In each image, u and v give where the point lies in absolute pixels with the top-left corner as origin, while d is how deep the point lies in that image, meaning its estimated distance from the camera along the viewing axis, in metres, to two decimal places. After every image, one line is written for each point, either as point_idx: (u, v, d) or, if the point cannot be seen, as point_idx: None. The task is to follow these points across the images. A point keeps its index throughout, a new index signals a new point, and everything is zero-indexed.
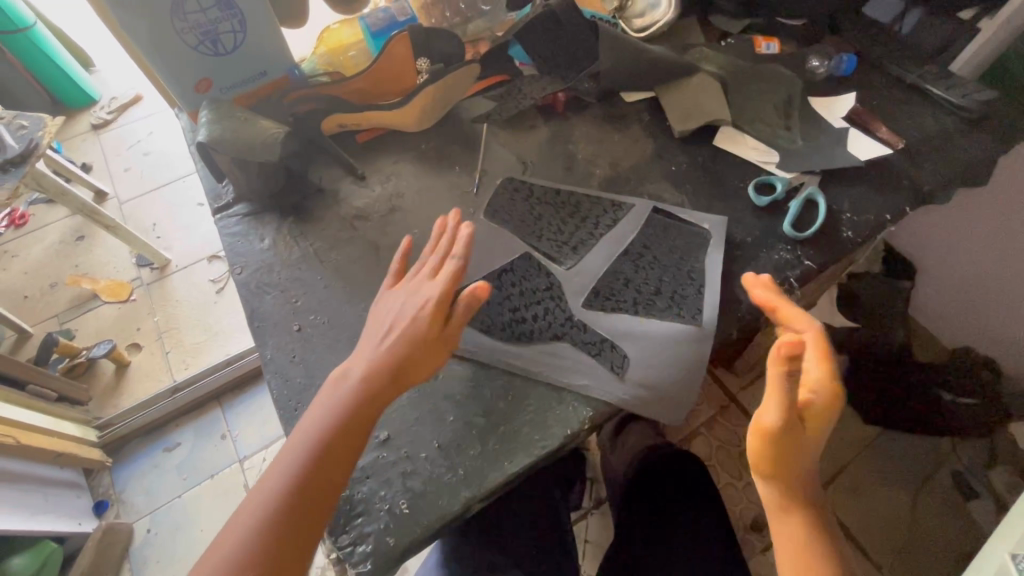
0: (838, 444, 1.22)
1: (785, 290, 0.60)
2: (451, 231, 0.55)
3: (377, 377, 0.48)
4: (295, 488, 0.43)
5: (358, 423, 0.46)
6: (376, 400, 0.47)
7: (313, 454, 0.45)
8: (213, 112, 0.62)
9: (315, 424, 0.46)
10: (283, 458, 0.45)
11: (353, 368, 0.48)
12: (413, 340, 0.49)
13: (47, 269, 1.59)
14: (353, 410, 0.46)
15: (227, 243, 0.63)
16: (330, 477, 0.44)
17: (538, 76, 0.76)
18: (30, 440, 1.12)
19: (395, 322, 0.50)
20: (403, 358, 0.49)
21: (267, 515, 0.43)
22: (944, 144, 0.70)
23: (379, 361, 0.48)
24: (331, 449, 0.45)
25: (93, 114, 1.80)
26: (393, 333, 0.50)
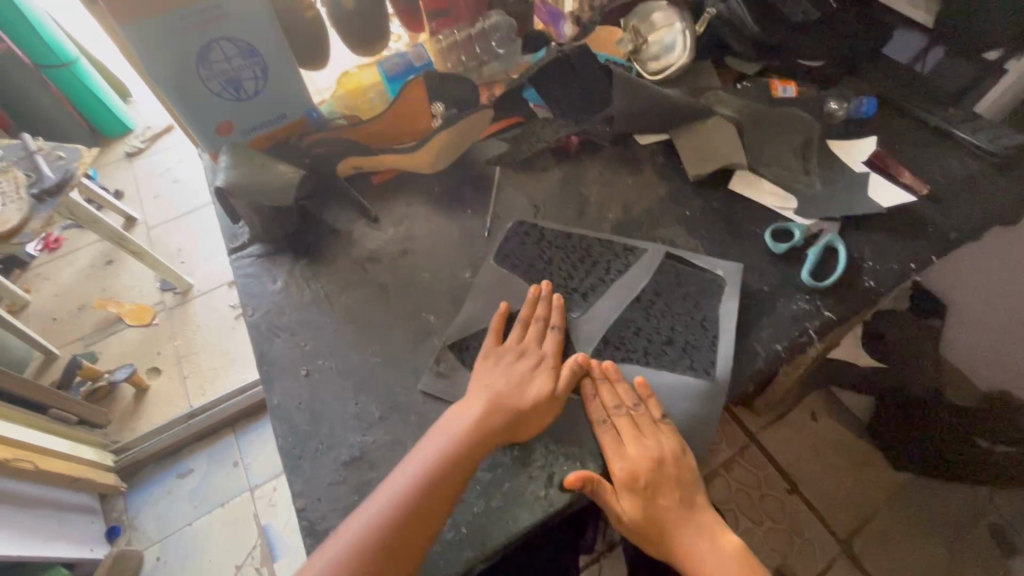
0: (865, 490, 1.17)
1: (804, 343, 0.58)
2: (548, 294, 0.59)
3: (485, 435, 0.49)
4: (379, 541, 0.43)
5: (458, 478, 0.47)
6: (478, 457, 0.49)
7: (406, 506, 0.45)
8: (231, 156, 0.64)
9: (411, 475, 0.47)
10: (370, 507, 0.45)
11: (460, 424, 0.50)
12: (526, 400, 0.52)
13: (76, 293, 1.64)
14: (454, 465, 0.47)
15: (241, 284, 0.64)
16: (421, 533, 0.44)
17: (552, 118, 0.76)
18: (48, 464, 1.13)
19: (508, 383, 0.52)
20: (512, 418, 0.51)
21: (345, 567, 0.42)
22: (971, 189, 0.68)
23: (488, 420, 0.50)
24: (430, 502, 0.46)
25: (127, 143, 1.88)
26: (504, 392, 0.52)
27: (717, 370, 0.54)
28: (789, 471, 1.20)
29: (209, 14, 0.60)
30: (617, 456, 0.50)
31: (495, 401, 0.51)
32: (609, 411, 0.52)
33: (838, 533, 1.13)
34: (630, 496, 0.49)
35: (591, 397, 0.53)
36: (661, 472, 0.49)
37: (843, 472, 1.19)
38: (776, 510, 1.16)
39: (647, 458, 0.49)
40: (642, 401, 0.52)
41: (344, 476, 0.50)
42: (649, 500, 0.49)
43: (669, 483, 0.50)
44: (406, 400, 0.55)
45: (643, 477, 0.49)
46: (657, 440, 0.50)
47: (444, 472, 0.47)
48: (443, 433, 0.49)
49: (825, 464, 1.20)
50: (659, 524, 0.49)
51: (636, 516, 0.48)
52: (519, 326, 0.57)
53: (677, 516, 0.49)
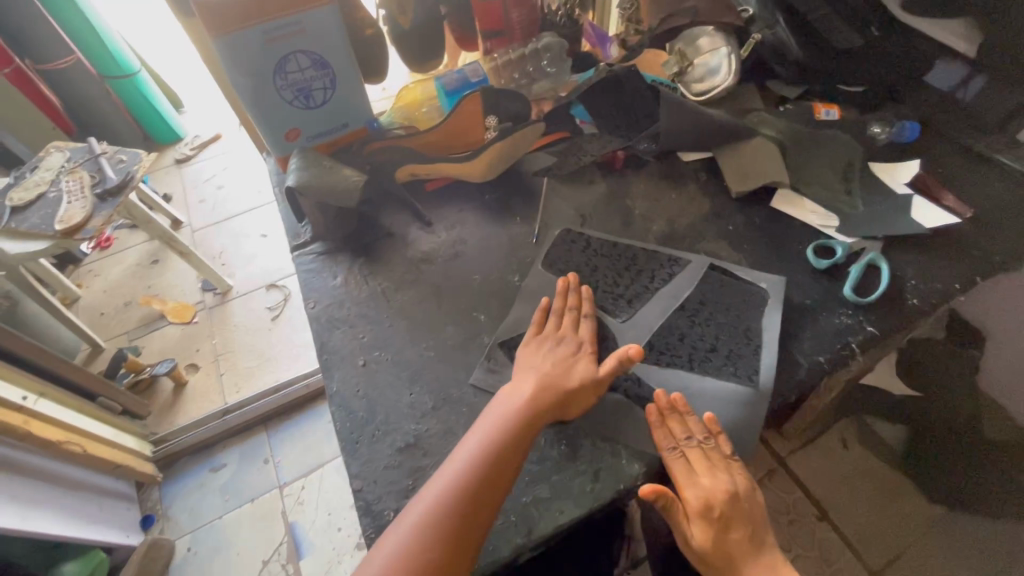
0: (899, 522, 1.14)
1: (847, 356, 0.59)
2: (573, 282, 0.61)
3: (538, 410, 0.51)
4: (450, 509, 0.44)
5: (517, 450, 0.48)
6: (533, 431, 0.50)
7: (472, 475, 0.46)
8: (301, 160, 0.68)
9: (473, 447, 0.48)
10: (439, 480, 0.47)
11: (515, 401, 0.51)
12: (574, 381, 0.53)
13: (124, 289, 1.72)
14: (511, 436, 0.49)
15: (303, 279, 0.68)
16: (487, 502, 0.45)
17: (598, 134, 0.80)
18: (94, 449, 1.19)
19: (554, 365, 0.54)
20: (563, 395, 0.52)
21: (419, 537, 0.43)
22: (1015, 214, 0.68)
23: (540, 395, 0.52)
24: (495, 473, 0.47)
25: (176, 150, 1.98)
26: (551, 372, 0.53)
27: (761, 377, 0.56)
28: (819, 497, 1.18)
29: (291, 30, 0.66)
30: (691, 484, 0.50)
31: (545, 380, 0.53)
32: (679, 440, 0.51)
33: (869, 564, 1.10)
34: (703, 521, 0.49)
35: (657, 424, 0.53)
36: (733, 506, 0.50)
37: (877, 501, 1.17)
38: (804, 536, 1.14)
39: (722, 489, 0.50)
40: (714, 436, 0.52)
41: (398, 462, 0.53)
42: (721, 531, 0.49)
43: (740, 518, 0.50)
44: (458, 394, 0.57)
45: (717, 507, 0.49)
46: (730, 476, 0.51)
47: (504, 445, 0.48)
48: (498, 410, 0.51)
49: (858, 493, 1.18)
50: (728, 557, 0.48)
51: (707, 544, 0.48)
52: (552, 315, 0.59)
53: (747, 552, 0.49)
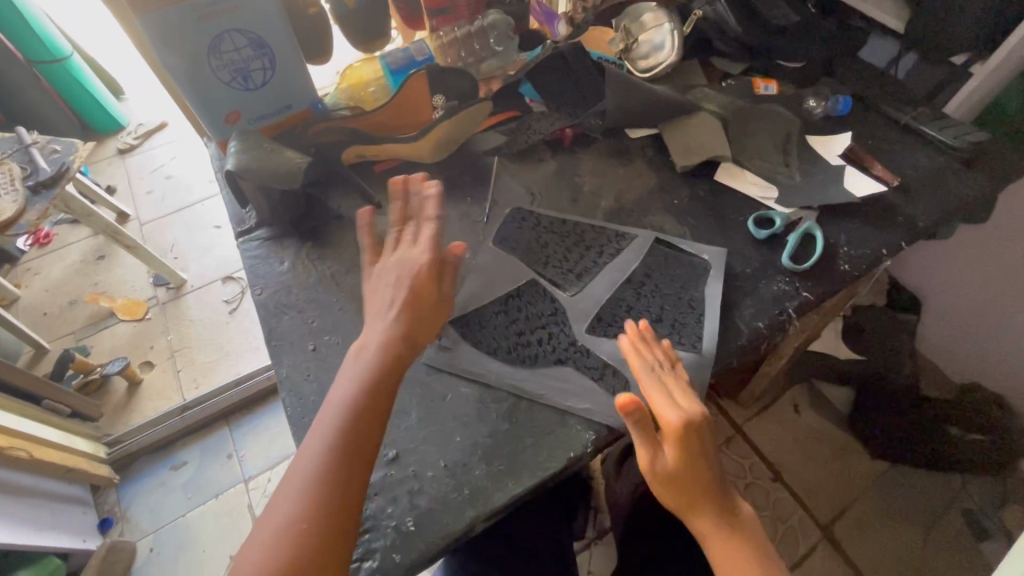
0: (845, 478, 1.21)
1: (785, 321, 0.62)
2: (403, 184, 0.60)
3: (399, 340, 0.51)
4: (337, 457, 0.45)
5: (388, 386, 0.49)
6: (403, 352, 0.51)
7: (349, 419, 0.46)
8: (241, 142, 0.66)
9: (344, 388, 0.48)
10: (319, 430, 0.46)
11: (374, 337, 0.51)
12: (426, 300, 0.54)
13: (67, 287, 1.64)
14: (387, 359, 0.50)
15: (248, 265, 0.67)
16: (368, 440, 0.46)
17: (547, 112, 0.80)
18: (41, 454, 1.13)
19: (401, 291, 0.54)
20: (417, 324, 0.53)
21: (311, 493, 0.43)
22: (938, 182, 0.72)
23: (398, 325, 0.52)
24: (371, 411, 0.47)
25: (119, 140, 1.88)
26: (404, 300, 0.53)
27: (703, 345, 0.58)
28: (773, 459, 1.25)
29: (222, 7, 0.63)
30: (672, 408, 0.50)
31: (403, 313, 0.53)
32: (649, 364, 0.54)
33: (820, 519, 1.17)
34: (681, 443, 0.48)
35: (631, 347, 0.55)
36: (704, 430, 0.50)
37: (825, 459, 1.24)
38: (760, 497, 1.20)
39: (695, 410, 0.50)
40: (676, 365, 0.54)
41: None
42: (694, 452, 0.49)
43: (705, 442, 0.50)
44: (410, 373, 0.57)
45: (695, 429, 0.49)
46: (697, 402, 0.52)
47: (378, 384, 0.49)
48: (370, 335, 0.52)
49: (808, 453, 1.25)
50: (692, 475, 0.48)
51: (682, 464, 0.48)
52: (400, 234, 0.59)
53: (708, 472, 0.49)
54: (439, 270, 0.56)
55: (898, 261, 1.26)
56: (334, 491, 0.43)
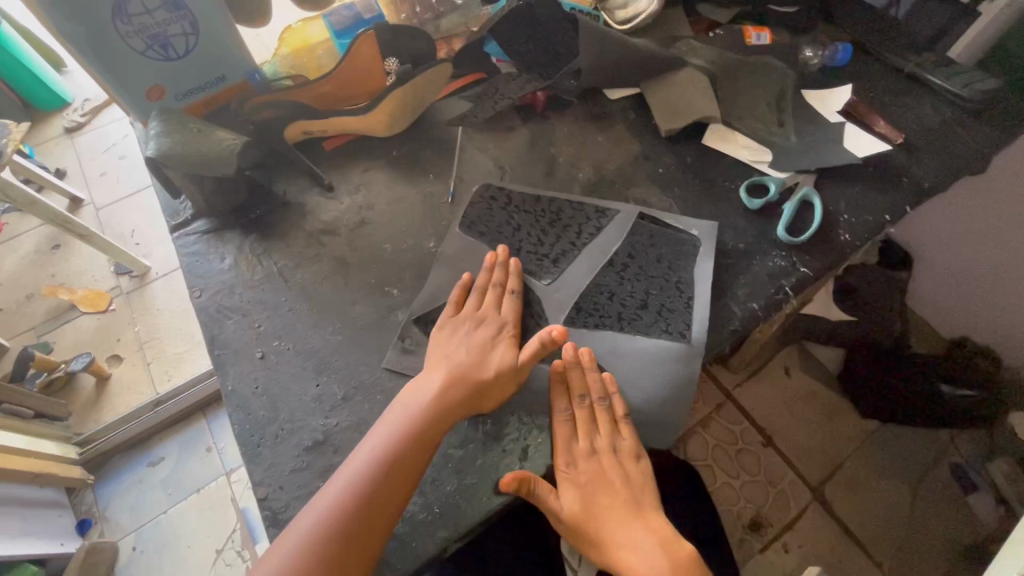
0: (835, 440, 1.20)
1: (780, 300, 0.56)
2: (501, 254, 0.56)
3: (445, 408, 0.47)
4: (329, 540, 0.41)
5: (418, 464, 0.45)
6: (465, 402, 0.48)
7: (364, 488, 0.42)
8: (163, 123, 0.58)
9: (366, 462, 0.44)
10: (325, 499, 0.42)
11: (417, 404, 0.47)
12: (487, 370, 0.49)
13: (22, 280, 1.52)
14: (445, 402, 0.47)
15: (185, 263, 0.59)
16: (382, 513, 0.42)
17: (516, 74, 0.72)
18: (5, 461, 1.07)
19: (467, 353, 0.50)
20: (474, 388, 0.48)
21: (292, 570, 0.39)
22: (944, 137, 0.66)
23: (446, 393, 0.48)
24: (391, 481, 0.43)
25: (65, 118, 1.73)
26: (464, 362, 0.49)
27: (691, 333, 0.53)
28: (764, 425, 1.23)
29: None
30: (567, 453, 0.48)
31: (455, 373, 0.49)
32: (574, 401, 0.50)
33: (811, 482, 1.16)
34: (572, 490, 0.47)
35: (557, 379, 0.50)
36: (605, 471, 0.48)
37: (816, 423, 1.22)
38: (752, 464, 1.18)
39: (598, 448, 0.49)
40: (607, 395, 0.50)
41: (307, 461, 0.48)
42: (590, 496, 0.47)
43: (610, 481, 0.48)
44: (370, 379, 0.52)
45: (583, 471, 0.48)
46: (609, 438, 0.49)
47: (404, 448, 0.45)
48: (433, 375, 0.49)
49: (799, 417, 1.23)
50: (595, 525, 0.46)
51: (575, 508, 0.46)
52: (474, 293, 0.54)
53: (620, 520, 0.46)
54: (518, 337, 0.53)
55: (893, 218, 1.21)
56: (353, 532, 0.41)
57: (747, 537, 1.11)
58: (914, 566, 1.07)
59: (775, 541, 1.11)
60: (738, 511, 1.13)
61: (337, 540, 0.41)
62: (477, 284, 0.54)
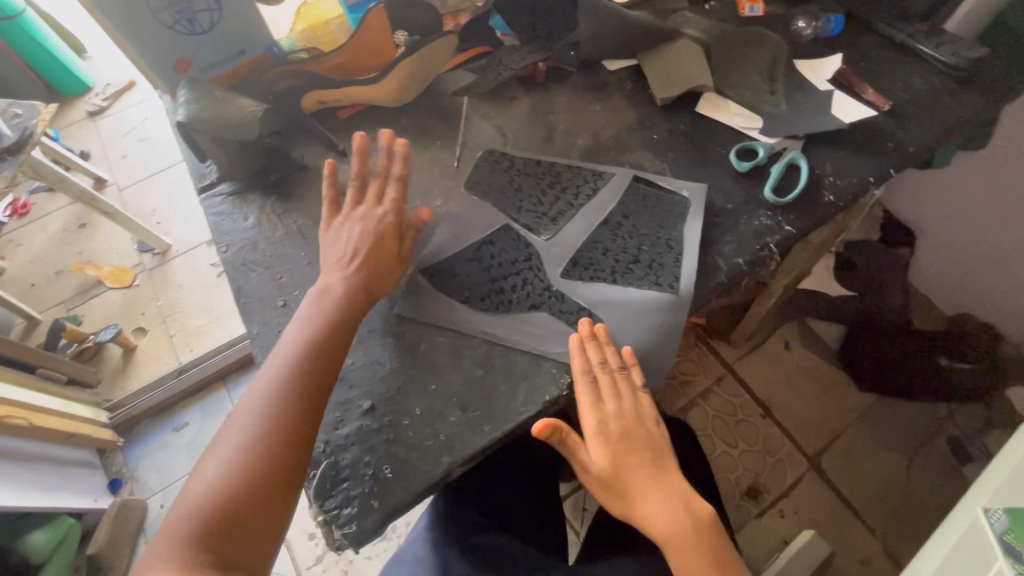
0: (832, 411, 1.23)
1: (765, 256, 0.60)
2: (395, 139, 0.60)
3: (344, 309, 0.52)
4: (268, 419, 0.46)
5: (332, 349, 0.50)
6: (363, 290, 0.53)
7: (284, 384, 0.48)
8: (191, 92, 0.62)
9: (288, 351, 0.50)
10: (250, 400, 0.47)
11: (321, 310, 0.52)
12: (375, 258, 0.55)
13: (52, 256, 1.59)
14: (349, 292, 0.53)
15: (212, 222, 0.64)
16: (310, 387, 0.48)
17: (519, 46, 0.76)
18: (43, 421, 1.14)
19: (351, 245, 0.55)
20: (367, 274, 0.54)
21: (241, 445, 0.45)
22: (931, 103, 0.69)
23: (345, 295, 0.52)
24: (308, 375, 0.48)
25: (88, 102, 1.79)
26: (351, 253, 0.55)
27: (679, 285, 0.57)
28: (763, 396, 1.26)
29: None
30: (597, 416, 0.51)
31: (353, 267, 0.54)
32: (594, 365, 0.52)
33: (807, 450, 1.20)
34: (601, 448, 0.50)
35: (576, 349, 0.53)
36: (632, 430, 0.51)
37: (815, 395, 1.25)
38: (750, 433, 1.22)
39: (623, 411, 0.51)
40: (624, 366, 0.52)
41: None
42: (617, 454, 0.50)
43: (638, 442, 0.51)
44: (381, 324, 0.57)
45: (613, 430, 0.51)
46: (633, 400, 0.52)
47: (314, 345, 0.50)
48: (332, 271, 0.54)
49: (798, 388, 1.26)
50: (622, 483, 0.49)
51: (602, 463, 0.49)
52: (357, 186, 0.59)
53: (646, 478, 0.49)
54: (396, 231, 0.57)
55: (893, 193, 1.23)
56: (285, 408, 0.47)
57: (743, 502, 1.15)
58: (907, 530, 1.11)
59: (771, 507, 1.15)
60: (735, 478, 1.17)
61: (272, 414, 0.46)
62: (360, 177, 0.59)
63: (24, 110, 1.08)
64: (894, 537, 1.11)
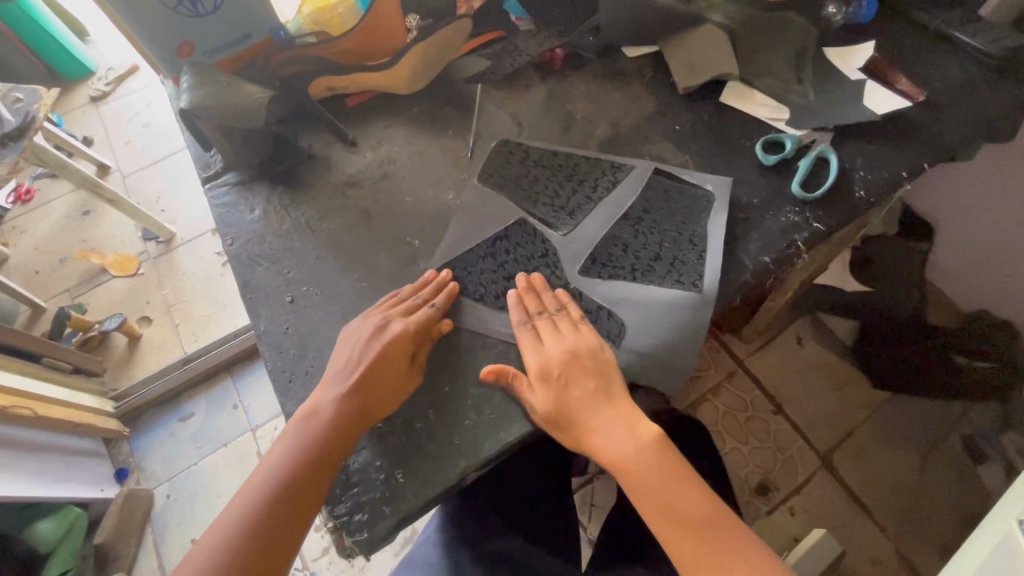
0: (846, 408, 1.20)
1: (792, 254, 0.57)
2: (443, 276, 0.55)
3: (333, 438, 0.46)
4: (271, 496, 0.44)
5: (343, 443, 0.46)
6: (384, 393, 0.49)
7: (261, 506, 0.44)
8: (194, 77, 0.60)
9: (297, 435, 0.46)
10: (240, 498, 0.44)
11: (319, 423, 0.47)
12: (396, 365, 0.49)
13: (56, 244, 1.58)
14: (368, 391, 0.48)
15: (217, 213, 0.62)
16: (318, 475, 0.45)
17: (534, 32, 0.73)
18: (49, 411, 1.13)
19: (369, 348, 0.49)
20: (384, 380, 0.49)
21: (244, 520, 0.43)
22: (968, 94, 0.65)
23: (337, 422, 0.46)
24: (285, 504, 0.44)
25: (90, 86, 1.76)
26: (371, 356, 0.49)
27: (704, 283, 0.55)
28: (774, 391, 1.23)
29: None
30: (541, 355, 0.50)
31: (374, 366, 0.49)
32: (530, 315, 0.52)
33: (818, 448, 1.17)
34: (545, 390, 0.48)
35: (515, 301, 0.54)
36: (575, 363, 0.49)
37: (827, 391, 1.22)
38: (761, 430, 1.20)
39: (562, 351, 0.49)
40: (563, 307, 0.52)
41: None
42: (560, 390, 0.48)
43: (582, 374, 0.49)
44: None
45: (556, 370, 0.49)
46: (575, 336, 0.50)
47: (297, 472, 0.45)
48: (352, 365, 0.49)
49: (811, 385, 1.23)
50: (572, 417, 0.47)
51: (546, 405, 0.48)
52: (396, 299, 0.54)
53: (592, 408, 0.47)
54: (417, 341, 0.51)
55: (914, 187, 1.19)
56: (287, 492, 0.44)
57: (753, 499, 1.13)
58: (923, 530, 1.08)
59: (781, 504, 1.13)
60: (746, 475, 1.15)
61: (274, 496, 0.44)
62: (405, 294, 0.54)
63: (25, 94, 1.06)
64: (907, 537, 1.08)
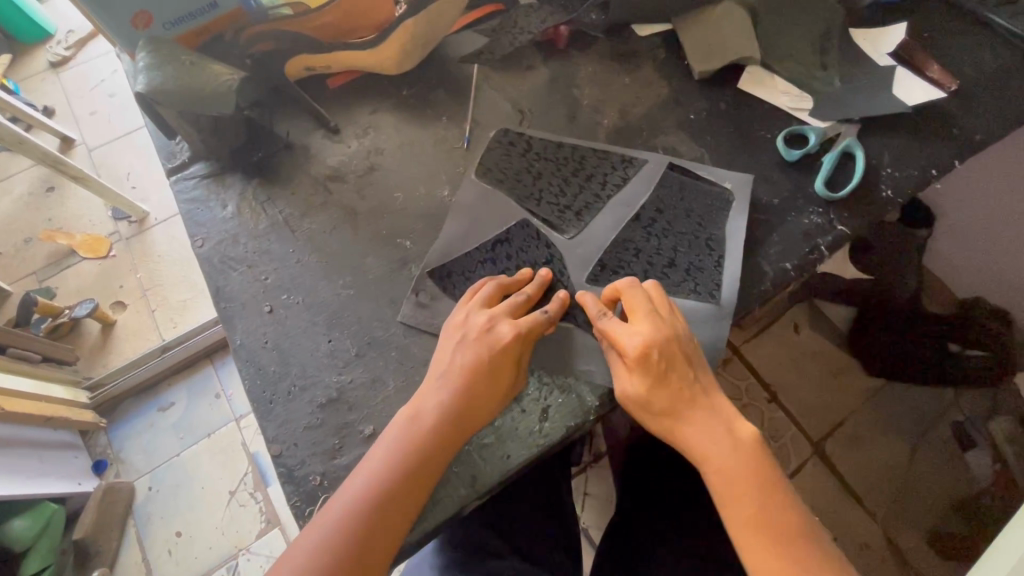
0: (840, 395, 1.15)
1: (815, 260, 0.53)
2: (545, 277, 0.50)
3: (437, 447, 0.42)
4: (364, 517, 0.39)
5: (440, 447, 0.42)
6: (484, 399, 0.44)
7: (373, 496, 0.40)
8: (152, 54, 0.52)
9: (394, 441, 0.42)
10: (333, 510, 0.40)
11: (408, 436, 0.42)
12: (501, 371, 0.44)
13: (19, 223, 1.48)
14: (465, 394, 0.43)
15: (185, 210, 0.56)
16: (415, 496, 0.41)
17: (536, 7, 0.66)
18: (14, 405, 1.06)
19: (465, 353, 0.44)
20: (489, 386, 0.44)
21: (337, 544, 0.38)
22: (1004, 83, 0.61)
23: (440, 425, 0.42)
24: (378, 526, 0.39)
25: (49, 51, 1.63)
26: (473, 362, 0.44)
27: (721, 295, 0.50)
28: (769, 379, 1.19)
29: None
30: (639, 332, 0.44)
31: (471, 368, 0.44)
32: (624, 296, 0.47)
33: (812, 437, 1.13)
34: (641, 376, 0.44)
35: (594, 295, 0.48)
36: (676, 352, 0.45)
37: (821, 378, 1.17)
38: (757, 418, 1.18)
39: (663, 334, 0.45)
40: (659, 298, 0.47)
41: (322, 419, 0.47)
42: (658, 378, 0.44)
43: (680, 364, 0.44)
44: (384, 335, 0.50)
45: (656, 354, 0.44)
46: (671, 325, 0.46)
47: (409, 469, 0.41)
48: (447, 368, 0.44)
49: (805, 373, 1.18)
50: (663, 404, 0.44)
51: (639, 390, 0.44)
52: (494, 289, 0.48)
53: (690, 397, 0.44)
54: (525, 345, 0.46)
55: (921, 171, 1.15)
56: (379, 520, 0.39)
57: None
58: (914, 521, 1.04)
59: None
60: None
61: (366, 518, 0.39)
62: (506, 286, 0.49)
63: None
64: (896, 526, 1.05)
